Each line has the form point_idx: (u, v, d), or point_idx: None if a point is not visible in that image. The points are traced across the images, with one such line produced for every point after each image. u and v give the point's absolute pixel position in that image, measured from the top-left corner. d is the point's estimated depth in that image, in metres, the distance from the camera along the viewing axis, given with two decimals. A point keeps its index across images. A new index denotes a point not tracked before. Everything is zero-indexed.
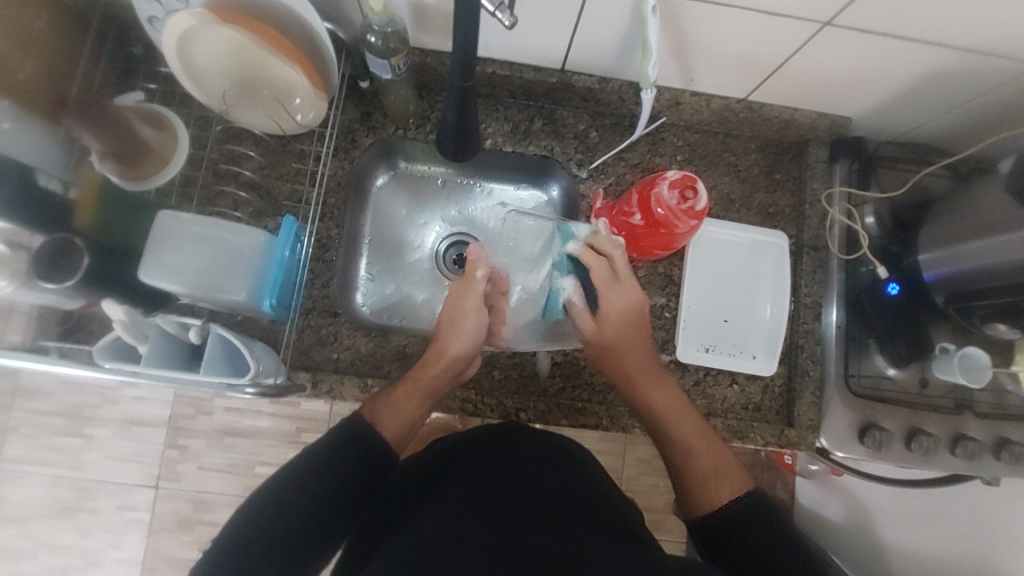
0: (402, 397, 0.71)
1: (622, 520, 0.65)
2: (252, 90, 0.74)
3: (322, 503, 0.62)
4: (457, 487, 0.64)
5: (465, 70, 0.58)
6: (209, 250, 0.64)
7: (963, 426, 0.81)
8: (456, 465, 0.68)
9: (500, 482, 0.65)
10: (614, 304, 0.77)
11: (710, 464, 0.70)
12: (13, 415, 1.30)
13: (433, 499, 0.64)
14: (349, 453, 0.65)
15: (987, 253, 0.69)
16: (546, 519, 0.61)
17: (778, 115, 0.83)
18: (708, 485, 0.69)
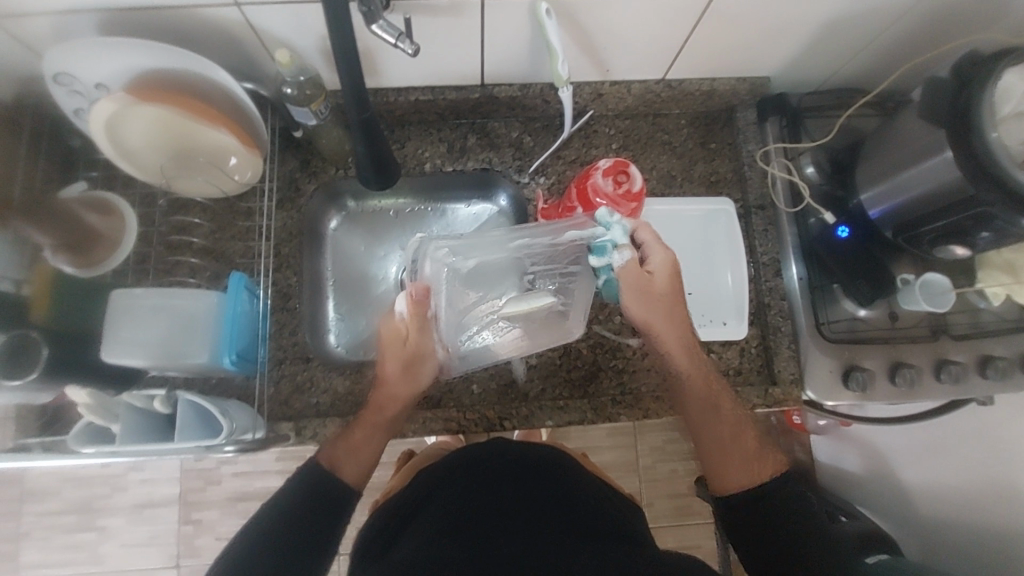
0: (362, 439, 0.71)
1: (604, 515, 0.67)
2: (188, 159, 0.76)
3: (310, 528, 0.64)
4: (442, 502, 0.67)
5: (361, 102, 0.62)
6: (165, 320, 0.65)
7: (944, 351, 0.82)
8: (439, 482, 0.70)
9: (484, 489, 0.67)
10: (664, 267, 0.72)
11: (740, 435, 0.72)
12: (24, 520, 1.30)
13: (420, 519, 0.66)
14: (331, 489, 0.66)
15: (920, 180, 0.70)
16: (533, 519, 0.63)
17: (698, 88, 0.86)
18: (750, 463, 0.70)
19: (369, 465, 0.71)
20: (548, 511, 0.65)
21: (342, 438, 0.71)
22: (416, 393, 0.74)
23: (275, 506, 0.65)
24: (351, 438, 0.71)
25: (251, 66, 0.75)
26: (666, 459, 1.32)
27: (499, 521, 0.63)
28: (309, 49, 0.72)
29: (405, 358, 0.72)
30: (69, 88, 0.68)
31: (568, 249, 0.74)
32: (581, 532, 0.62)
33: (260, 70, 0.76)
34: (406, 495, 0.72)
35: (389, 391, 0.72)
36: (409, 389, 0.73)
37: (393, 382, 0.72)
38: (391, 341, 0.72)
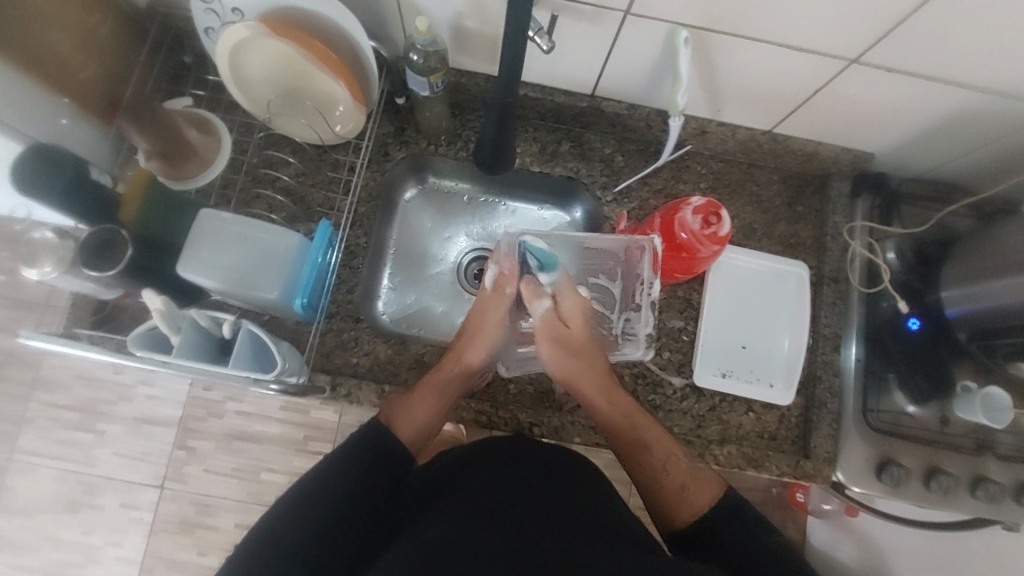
0: (419, 396, 0.73)
1: (624, 516, 0.66)
2: (295, 99, 0.77)
3: (343, 511, 0.62)
4: (465, 493, 0.64)
5: (507, 87, 0.63)
6: (247, 248, 0.66)
7: (984, 468, 0.80)
8: (461, 474, 0.68)
9: (510, 489, 0.65)
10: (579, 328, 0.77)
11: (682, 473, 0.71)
12: (29, 406, 1.32)
13: (440, 505, 0.64)
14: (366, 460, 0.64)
15: (1009, 292, 0.69)
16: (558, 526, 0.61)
17: (802, 148, 0.85)
18: (689, 491, 0.69)
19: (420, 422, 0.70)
20: (572, 513, 0.63)
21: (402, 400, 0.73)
22: (481, 363, 0.77)
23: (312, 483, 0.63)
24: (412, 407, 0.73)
25: (380, 25, 0.76)
26: None
27: (525, 524, 0.61)
28: (441, 22, 0.73)
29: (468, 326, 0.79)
30: (206, 5, 0.70)
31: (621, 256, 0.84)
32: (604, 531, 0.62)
33: (387, 31, 0.77)
34: (430, 478, 0.70)
35: (464, 359, 0.76)
36: (478, 351, 0.77)
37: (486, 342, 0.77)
38: (473, 319, 0.79)
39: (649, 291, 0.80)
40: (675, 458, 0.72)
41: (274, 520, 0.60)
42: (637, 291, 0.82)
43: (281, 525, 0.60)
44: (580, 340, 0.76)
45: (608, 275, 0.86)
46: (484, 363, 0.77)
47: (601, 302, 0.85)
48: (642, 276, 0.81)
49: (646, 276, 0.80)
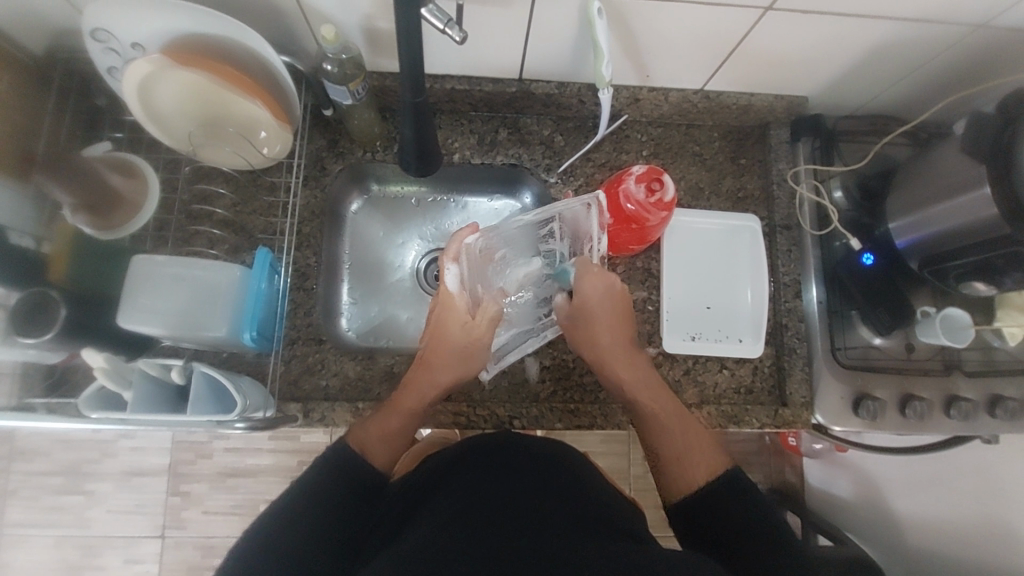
0: (385, 421, 0.72)
1: (616, 518, 0.66)
2: (218, 129, 0.75)
3: (318, 535, 0.61)
4: (440, 501, 0.65)
5: (416, 86, 0.61)
6: (187, 289, 0.64)
7: (955, 387, 0.82)
8: (441, 483, 0.68)
9: (482, 487, 0.66)
10: (591, 288, 0.75)
11: (688, 442, 0.70)
12: (10, 478, 1.29)
13: (422, 515, 0.64)
14: (339, 477, 0.65)
15: (952, 216, 0.70)
16: (537, 521, 0.61)
17: (736, 101, 0.85)
18: (681, 475, 0.68)
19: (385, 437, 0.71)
20: (559, 510, 0.64)
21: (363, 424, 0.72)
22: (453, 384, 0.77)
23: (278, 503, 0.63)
24: (378, 423, 0.72)
25: (291, 40, 0.74)
26: None
27: (505, 523, 0.61)
28: (351, 27, 0.71)
29: (586, 271, 0.76)
30: (104, 46, 0.67)
31: (570, 219, 0.79)
32: (594, 529, 0.62)
33: (298, 44, 0.75)
34: (407, 493, 0.70)
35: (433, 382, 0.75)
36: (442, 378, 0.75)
37: (473, 358, 0.77)
38: (438, 345, 0.76)
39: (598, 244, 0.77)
40: (678, 422, 0.72)
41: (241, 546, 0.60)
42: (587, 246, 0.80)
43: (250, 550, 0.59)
44: (599, 293, 0.75)
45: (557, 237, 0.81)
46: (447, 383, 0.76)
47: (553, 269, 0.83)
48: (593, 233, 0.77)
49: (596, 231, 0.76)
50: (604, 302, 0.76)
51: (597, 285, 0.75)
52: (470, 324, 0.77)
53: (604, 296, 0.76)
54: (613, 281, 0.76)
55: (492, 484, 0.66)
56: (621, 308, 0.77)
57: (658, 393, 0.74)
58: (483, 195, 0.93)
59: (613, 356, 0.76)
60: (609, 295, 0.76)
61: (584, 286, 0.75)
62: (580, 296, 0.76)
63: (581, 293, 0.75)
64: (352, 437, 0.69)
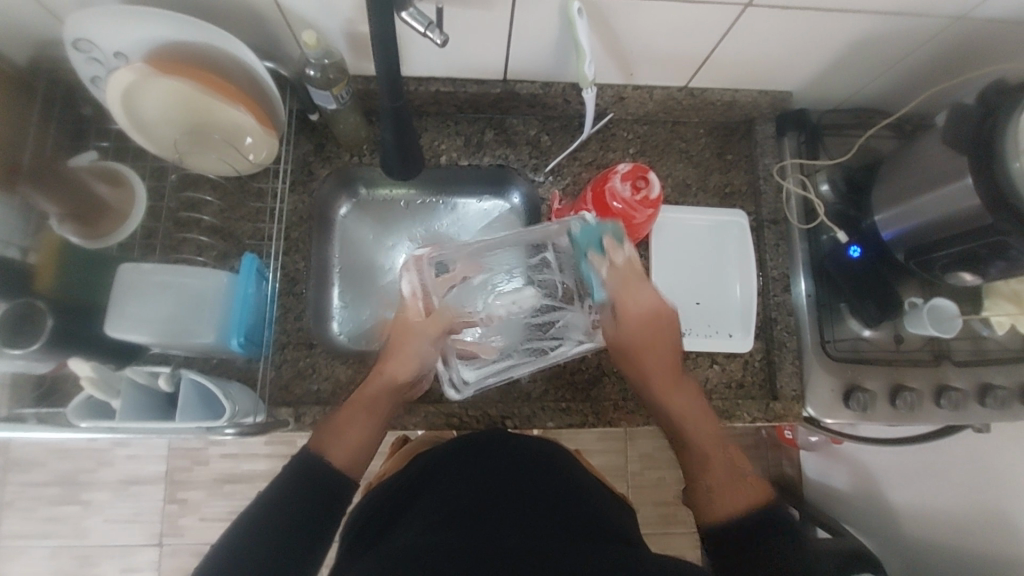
0: (345, 420, 0.68)
1: (602, 513, 0.67)
2: (203, 136, 0.75)
3: (299, 536, 0.59)
4: (428, 505, 0.66)
5: (394, 89, 0.62)
6: (174, 296, 0.65)
7: (945, 377, 0.82)
8: (431, 480, 0.70)
9: (467, 489, 0.66)
10: (637, 303, 0.69)
11: (727, 467, 0.64)
12: (7, 489, 1.28)
13: (411, 516, 0.65)
14: (321, 478, 0.62)
15: (935, 207, 0.71)
16: (524, 519, 0.62)
17: (720, 98, 0.86)
18: (722, 501, 0.61)
19: (356, 445, 0.67)
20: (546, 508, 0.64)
21: (327, 424, 0.68)
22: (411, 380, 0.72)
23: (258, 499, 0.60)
24: (343, 425, 0.68)
25: (274, 46, 0.74)
26: (656, 467, 1.34)
27: (492, 521, 0.61)
28: (333, 32, 0.71)
29: (631, 276, 0.70)
30: (87, 55, 0.67)
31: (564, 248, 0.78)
32: (578, 527, 0.62)
33: (281, 49, 0.75)
34: (398, 492, 0.71)
35: (387, 377, 0.71)
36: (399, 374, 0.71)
37: (415, 349, 0.71)
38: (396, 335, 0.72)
39: None
40: (714, 444, 0.66)
41: (223, 550, 0.57)
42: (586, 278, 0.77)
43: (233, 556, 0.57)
44: (647, 313, 0.69)
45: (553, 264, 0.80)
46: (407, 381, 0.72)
47: (551, 299, 0.81)
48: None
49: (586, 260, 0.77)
50: (658, 331, 0.69)
51: (649, 303, 0.69)
52: (426, 320, 0.72)
53: (651, 313, 0.69)
54: (664, 300, 0.69)
55: (481, 482, 0.67)
56: (667, 328, 0.70)
57: (701, 418, 0.68)
58: (469, 197, 0.93)
59: (659, 359, 0.70)
60: (663, 319, 0.70)
61: (613, 329, 0.72)
62: (619, 327, 0.71)
63: (623, 309, 0.70)
64: (310, 442, 0.65)
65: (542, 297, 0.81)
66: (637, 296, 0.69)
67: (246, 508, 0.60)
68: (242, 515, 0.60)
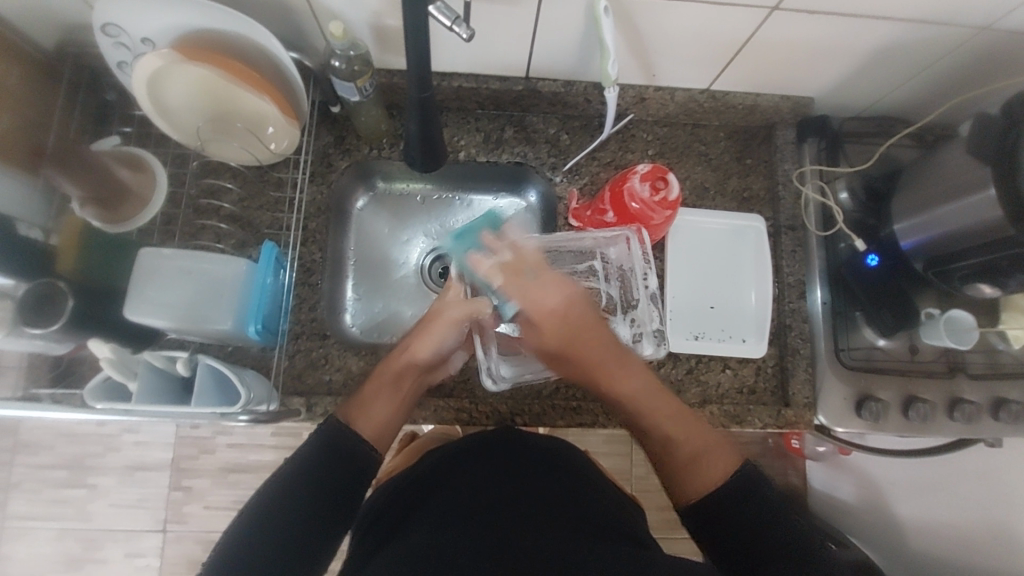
0: (371, 393, 0.70)
1: (615, 517, 0.66)
2: (226, 124, 0.76)
3: (317, 516, 0.62)
4: (437, 503, 0.65)
5: (423, 80, 0.62)
6: (194, 282, 0.65)
7: (959, 389, 0.82)
8: (443, 477, 0.69)
9: (480, 487, 0.66)
10: (541, 300, 0.69)
11: (694, 441, 0.67)
12: (14, 471, 1.29)
13: (423, 511, 0.65)
14: (339, 458, 0.65)
15: (956, 218, 0.70)
16: (537, 517, 0.62)
17: (742, 102, 0.85)
18: (698, 472, 0.64)
19: (382, 421, 0.69)
20: (558, 506, 0.64)
21: (355, 397, 0.70)
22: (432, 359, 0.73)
23: (271, 493, 0.62)
24: (367, 400, 0.70)
25: (299, 36, 0.75)
26: None
27: (505, 518, 0.62)
28: (359, 24, 0.72)
29: (514, 275, 0.70)
30: (115, 40, 0.67)
31: (616, 259, 0.80)
32: (591, 528, 0.62)
33: (305, 40, 0.76)
34: (408, 489, 0.70)
35: (410, 354, 0.72)
36: (424, 352, 0.72)
37: (436, 330, 0.72)
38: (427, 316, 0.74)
39: (644, 284, 0.78)
40: (681, 418, 0.68)
41: (245, 527, 0.61)
42: (633, 287, 0.79)
43: (254, 533, 0.60)
44: (549, 309, 0.69)
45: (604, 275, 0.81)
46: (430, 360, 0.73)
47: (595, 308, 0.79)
48: (635, 267, 0.78)
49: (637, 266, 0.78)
50: (564, 322, 0.69)
51: (557, 298, 0.69)
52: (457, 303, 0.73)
53: (561, 308, 0.69)
54: (567, 291, 0.70)
55: (493, 480, 0.67)
56: (579, 319, 0.69)
57: (657, 396, 0.69)
58: (485, 193, 0.93)
59: (600, 352, 0.69)
60: (561, 309, 0.69)
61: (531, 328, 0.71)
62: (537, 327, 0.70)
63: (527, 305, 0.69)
64: (339, 412, 0.68)
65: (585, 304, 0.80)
66: (525, 289, 0.69)
67: (267, 483, 0.64)
68: (263, 490, 0.64)
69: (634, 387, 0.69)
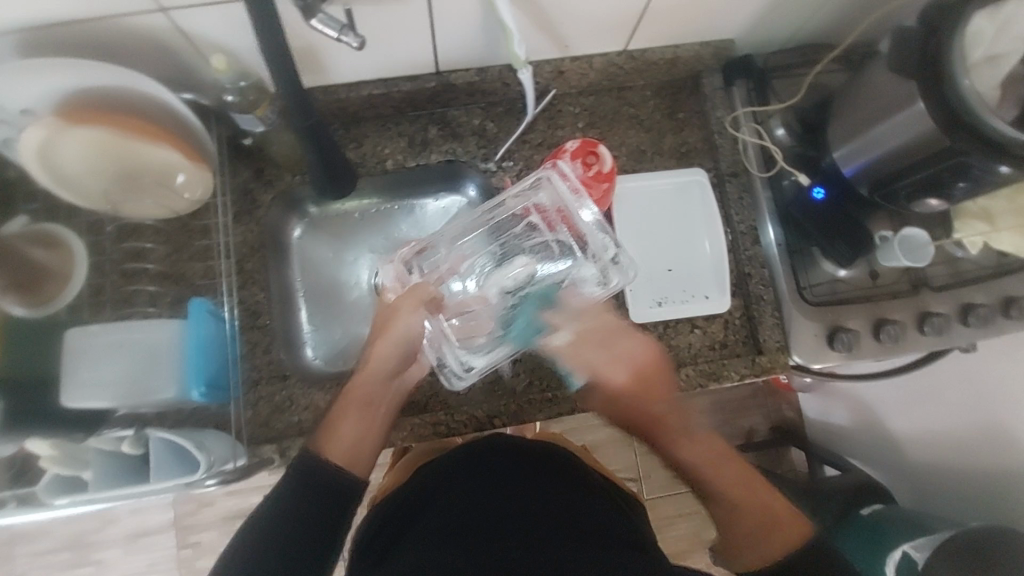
0: (342, 414, 0.67)
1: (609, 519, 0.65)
2: (133, 182, 0.71)
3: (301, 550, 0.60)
4: (431, 522, 0.64)
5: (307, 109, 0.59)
6: (128, 354, 0.63)
7: (926, 303, 0.82)
8: (434, 500, 0.68)
9: (472, 506, 0.65)
10: (630, 355, 0.67)
11: (759, 511, 0.63)
12: (15, 564, 1.26)
13: (415, 536, 0.64)
14: (319, 490, 0.61)
15: (891, 138, 0.69)
16: (531, 532, 0.60)
17: (662, 57, 0.83)
18: (762, 542, 0.61)
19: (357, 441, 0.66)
20: (554, 518, 0.63)
21: (326, 422, 0.67)
22: (394, 361, 0.70)
23: (252, 533, 0.60)
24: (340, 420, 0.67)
25: (188, 74, 0.71)
26: None
27: (498, 537, 0.60)
28: (246, 51, 0.68)
29: (619, 331, 0.68)
30: None
31: (550, 203, 0.77)
32: (585, 535, 0.60)
33: (198, 77, 0.72)
34: (401, 512, 0.69)
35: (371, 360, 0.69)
36: (386, 350, 0.69)
37: (400, 324, 0.69)
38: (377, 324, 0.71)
39: (586, 215, 0.75)
40: (749, 486, 0.65)
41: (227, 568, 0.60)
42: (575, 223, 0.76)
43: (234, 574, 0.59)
44: (641, 364, 0.67)
45: (546, 225, 0.77)
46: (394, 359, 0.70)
47: (550, 260, 0.77)
48: (568, 202, 0.76)
49: (573, 202, 0.76)
50: (650, 375, 0.66)
51: (639, 352, 0.67)
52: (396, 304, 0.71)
53: (644, 362, 0.67)
54: (640, 350, 0.67)
55: (486, 499, 0.65)
56: (658, 378, 0.66)
57: (726, 465, 0.65)
58: (423, 195, 0.89)
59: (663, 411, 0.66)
60: (635, 362, 0.67)
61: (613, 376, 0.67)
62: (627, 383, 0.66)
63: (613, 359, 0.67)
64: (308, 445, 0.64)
65: (539, 261, 0.77)
66: (609, 344, 0.68)
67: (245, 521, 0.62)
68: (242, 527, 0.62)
69: (697, 454, 0.65)
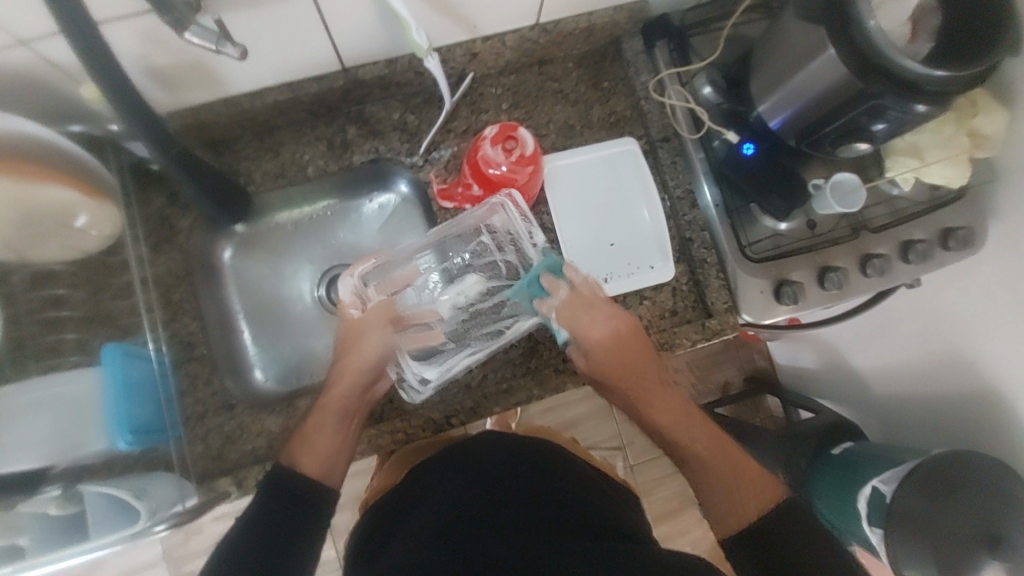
0: (315, 428, 0.66)
1: (586, 509, 0.64)
2: (36, 228, 0.64)
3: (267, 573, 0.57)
4: (412, 527, 0.63)
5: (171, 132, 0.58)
6: (50, 412, 0.62)
7: (866, 246, 0.82)
8: (416, 504, 0.67)
9: (451, 507, 0.63)
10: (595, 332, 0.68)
11: (741, 473, 0.65)
12: None
13: (396, 542, 0.63)
14: (287, 509, 0.60)
15: (810, 86, 0.67)
16: (507, 531, 0.60)
17: (577, 27, 0.80)
18: (742, 506, 0.63)
19: (331, 453, 0.66)
20: (530, 513, 0.62)
21: (297, 437, 0.66)
22: (373, 366, 0.70)
23: (222, 563, 0.57)
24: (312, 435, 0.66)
25: (71, 104, 0.66)
26: None
27: (478, 537, 0.59)
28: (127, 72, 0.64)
29: (581, 304, 0.68)
30: None
31: (500, 228, 0.74)
32: (558, 530, 0.60)
33: (85, 107, 0.68)
34: (382, 522, 0.68)
35: (348, 368, 0.69)
36: (364, 357, 0.69)
37: (370, 339, 0.70)
38: (347, 334, 0.72)
39: (531, 240, 0.73)
40: (730, 457, 0.67)
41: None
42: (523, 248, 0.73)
43: None
44: (602, 341, 0.68)
45: (497, 245, 0.75)
46: (372, 364, 0.70)
47: (497, 279, 0.75)
48: (518, 229, 0.73)
49: (522, 228, 0.73)
50: (616, 344, 0.68)
51: (607, 329, 0.68)
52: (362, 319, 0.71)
53: (615, 339, 0.68)
54: (622, 317, 0.69)
55: (465, 499, 0.64)
56: (636, 349, 0.69)
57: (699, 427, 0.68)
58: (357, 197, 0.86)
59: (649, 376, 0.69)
60: (616, 336, 0.68)
61: (592, 334, 0.68)
62: (592, 357, 0.69)
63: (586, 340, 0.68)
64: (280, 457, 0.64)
65: (488, 282, 0.75)
66: (582, 317, 0.68)
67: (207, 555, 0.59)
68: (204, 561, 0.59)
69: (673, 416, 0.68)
